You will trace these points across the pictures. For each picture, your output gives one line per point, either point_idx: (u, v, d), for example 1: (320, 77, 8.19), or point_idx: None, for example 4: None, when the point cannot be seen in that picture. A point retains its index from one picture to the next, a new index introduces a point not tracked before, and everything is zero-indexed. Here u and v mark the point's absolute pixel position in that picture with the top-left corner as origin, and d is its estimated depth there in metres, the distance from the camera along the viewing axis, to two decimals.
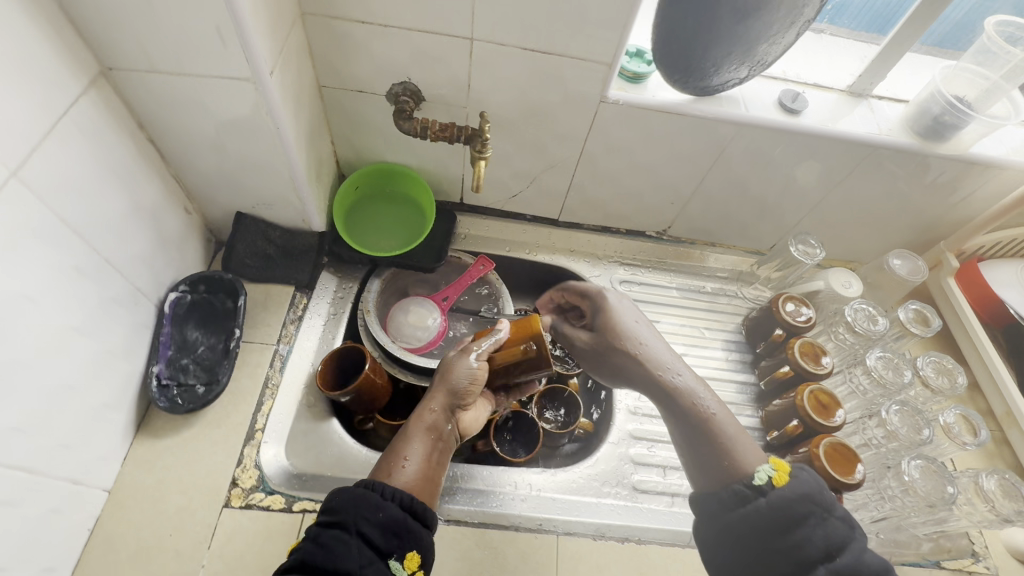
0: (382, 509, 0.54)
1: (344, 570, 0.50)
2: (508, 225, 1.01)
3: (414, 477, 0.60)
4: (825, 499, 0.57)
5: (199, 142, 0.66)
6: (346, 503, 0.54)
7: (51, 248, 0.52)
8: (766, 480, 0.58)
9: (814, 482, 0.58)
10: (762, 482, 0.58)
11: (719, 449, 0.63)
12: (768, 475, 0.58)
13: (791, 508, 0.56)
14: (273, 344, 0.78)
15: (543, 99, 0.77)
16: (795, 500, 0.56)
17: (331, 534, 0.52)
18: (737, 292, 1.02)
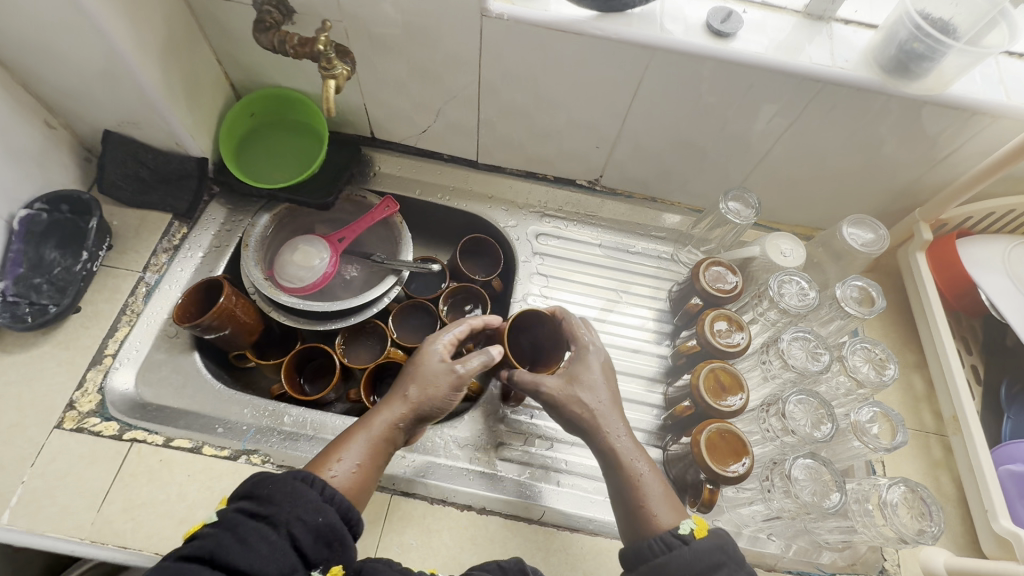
0: (322, 513, 0.51)
1: (261, 573, 0.47)
2: (424, 165, 0.92)
3: (351, 481, 0.57)
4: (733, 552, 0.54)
5: (29, 45, 0.62)
6: (281, 497, 0.51)
7: None
8: (688, 531, 0.55)
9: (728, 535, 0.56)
10: (683, 532, 0.55)
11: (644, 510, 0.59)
12: (689, 526, 0.55)
13: (709, 556, 0.53)
14: (138, 271, 0.76)
15: (421, 12, 0.66)
16: (714, 552, 0.53)
17: (252, 527, 0.49)
18: (671, 255, 0.90)
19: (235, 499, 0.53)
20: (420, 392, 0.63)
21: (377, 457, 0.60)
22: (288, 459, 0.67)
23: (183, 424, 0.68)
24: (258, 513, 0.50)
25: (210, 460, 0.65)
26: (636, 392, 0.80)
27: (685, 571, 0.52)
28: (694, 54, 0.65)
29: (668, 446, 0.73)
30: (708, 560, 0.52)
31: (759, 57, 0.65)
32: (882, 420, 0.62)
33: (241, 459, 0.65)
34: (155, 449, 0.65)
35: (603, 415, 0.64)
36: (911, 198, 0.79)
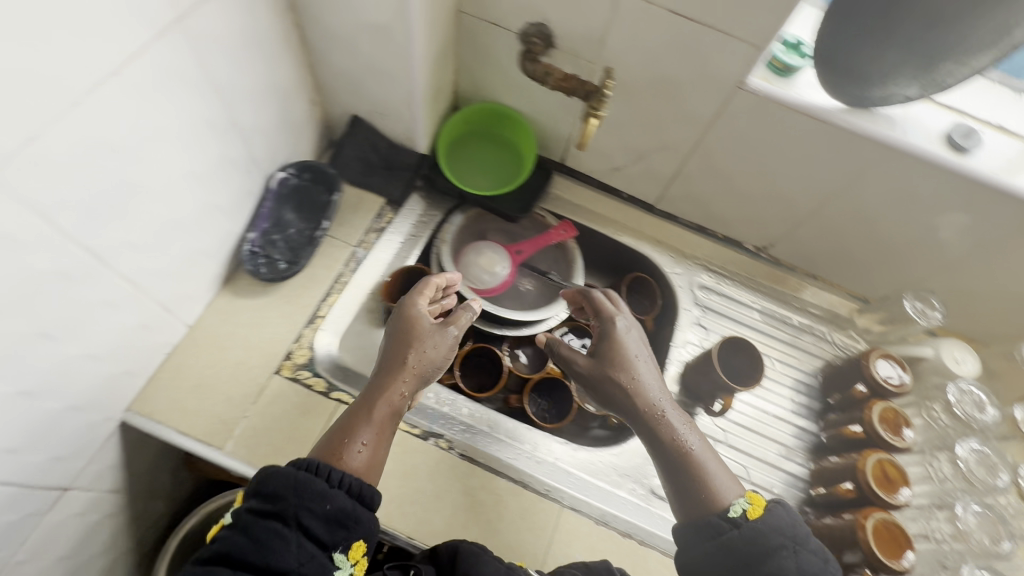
0: (329, 501, 0.52)
1: (282, 568, 0.49)
2: (601, 199, 0.96)
3: (368, 467, 0.59)
4: (798, 533, 0.57)
5: (337, 38, 0.69)
6: (285, 492, 0.51)
7: (196, 100, 0.57)
8: (739, 514, 0.58)
9: (784, 517, 0.58)
10: (736, 515, 0.58)
11: (701, 483, 0.61)
12: (742, 508, 0.58)
13: (763, 538, 0.56)
14: (352, 245, 0.82)
15: (678, 74, 0.72)
16: (770, 536, 0.56)
17: (272, 530, 0.50)
18: (825, 335, 0.92)
19: (246, 494, 0.54)
20: (416, 359, 0.66)
21: (381, 435, 0.61)
22: (469, 451, 0.71)
23: None
24: (268, 510, 0.51)
25: (403, 435, 0.70)
26: (776, 459, 0.82)
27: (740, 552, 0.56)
28: (927, 161, 0.69)
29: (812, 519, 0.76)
30: (769, 543, 0.56)
31: (989, 177, 0.68)
32: None
33: (430, 441, 0.70)
34: None
35: (648, 396, 0.66)
36: None
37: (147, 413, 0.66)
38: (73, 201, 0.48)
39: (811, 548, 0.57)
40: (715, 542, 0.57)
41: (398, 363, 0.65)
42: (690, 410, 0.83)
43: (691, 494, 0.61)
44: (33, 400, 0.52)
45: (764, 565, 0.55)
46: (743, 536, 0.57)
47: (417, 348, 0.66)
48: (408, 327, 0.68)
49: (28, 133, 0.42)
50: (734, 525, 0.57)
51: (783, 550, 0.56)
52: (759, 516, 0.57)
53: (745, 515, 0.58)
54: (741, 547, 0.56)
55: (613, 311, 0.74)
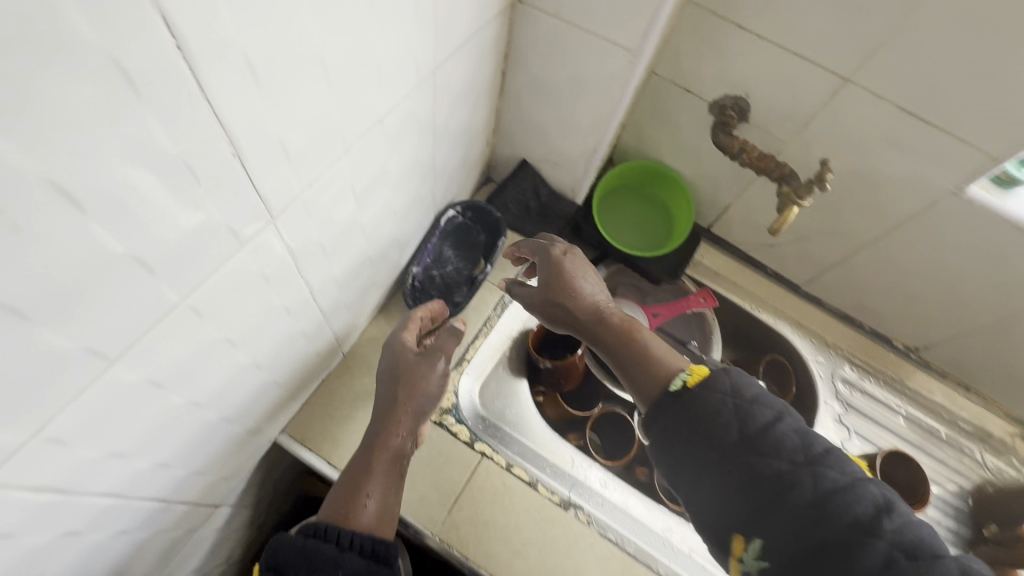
0: (339, 564, 0.48)
1: None
2: (745, 271, 0.94)
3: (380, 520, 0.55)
4: (806, 435, 0.45)
5: (539, 89, 0.69)
6: (291, 561, 0.48)
7: (419, 142, 0.57)
8: (681, 385, 0.50)
9: (738, 382, 0.49)
10: (677, 386, 0.50)
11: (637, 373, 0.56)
12: (682, 378, 0.51)
13: (704, 405, 0.48)
14: (501, 289, 0.80)
15: (882, 168, 0.68)
16: (716, 395, 0.48)
17: None
18: (976, 454, 0.85)
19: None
20: (408, 398, 0.61)
21: (389, 485, 0.58)
22: (608, 529, 0.67)
23: (516, 452, 0.71)
24: None
25: (544, 501, 0.67)
26: None
27: (737, 447, 0.45)
28: None
29: None
30: (728, 417, 0.47)
31: None
32: None
33: (570, 512, 0.67)
34: (499, 471, 0.68)
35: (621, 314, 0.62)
36: None
37: (299, 437, 0.65)
38: (315, 239, 0.47)
39: (768, 407, 0.47)
40: (684, 437, 0.48)
41: (389, 405, 0.61)
42: None
43: (635, 378, 0.56)
44: (228, 425, 0.51)
45: (765, 468, 0.44)
46: (683, 406, 0.49)
47: (405, 386, 0.61)
48: (397, 367, 0.63)
49: (310, 178, 0.41)
50: (673, 398, 0.50)
51: (763, 412, 0.47)
52: (699, 382, 0.49)
53: (685, 386, 0.50)
54: (728, 450, 0.46)
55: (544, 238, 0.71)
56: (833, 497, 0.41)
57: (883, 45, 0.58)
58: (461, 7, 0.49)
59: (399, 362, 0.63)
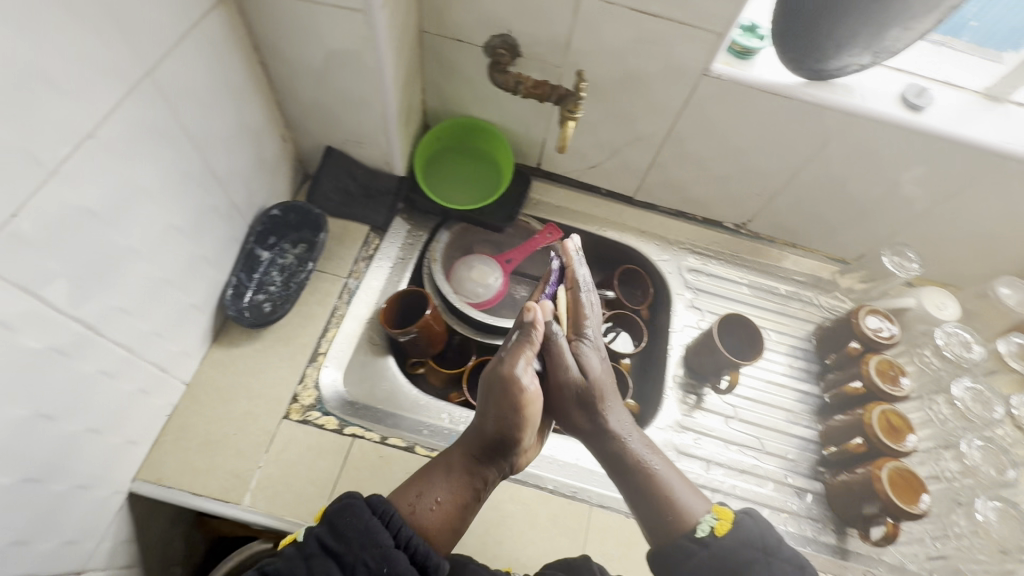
0: (390, 560, 0.50)
1: None
2: (583, 198, 0.99)
3: (434, 512, 0.57)
4: (768, 543, 0.59)
5: (304, 73, 0.69)
6: (352, 534, 0.50)
7: (170, 150, 0.56)
8: (709, 532, 0.60)
9: (756, 529, 0.60)
10: (705, 533, 0.60)
11: (662, 505, 0.63)
12: (710, 525, 0.61)
13: (737, 555, 0.58)
14: (342, 277, 0.81)
15: (642, 68, 0.74)
16: (743, 552, 0.58)
17: (322, 562, 0.49)
18: (812, 300, 0.95)
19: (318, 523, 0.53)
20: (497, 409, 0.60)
21: (462, 500, 0.59)
22: None
23: (391, 424, 0.73)
24: (334, 548, 0.50)
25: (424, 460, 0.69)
26: (786, 426, 0.84)
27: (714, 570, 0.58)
28: (886, 123, 0.73)
29: (829, 479, 0.78)
30: (741, 556, 0.58)
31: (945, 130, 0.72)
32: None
33: None
34: (374, 446, 0.69)
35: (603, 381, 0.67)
36: None
37: (155, 479, 0.64)
38: (60, 273, 0.46)
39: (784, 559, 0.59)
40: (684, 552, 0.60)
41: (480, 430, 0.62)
42: (697, 390, 0.85)
43: (647, 508, 0.64)
44: (39, 486, 0.49)
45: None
46: (720, 546, 0.59)
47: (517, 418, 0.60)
48: (493, 388, 0.60)
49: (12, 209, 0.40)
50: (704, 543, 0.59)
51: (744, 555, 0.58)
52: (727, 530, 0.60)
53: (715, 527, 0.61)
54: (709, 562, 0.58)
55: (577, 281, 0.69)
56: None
57: None
58: (149, 3, 0.48)
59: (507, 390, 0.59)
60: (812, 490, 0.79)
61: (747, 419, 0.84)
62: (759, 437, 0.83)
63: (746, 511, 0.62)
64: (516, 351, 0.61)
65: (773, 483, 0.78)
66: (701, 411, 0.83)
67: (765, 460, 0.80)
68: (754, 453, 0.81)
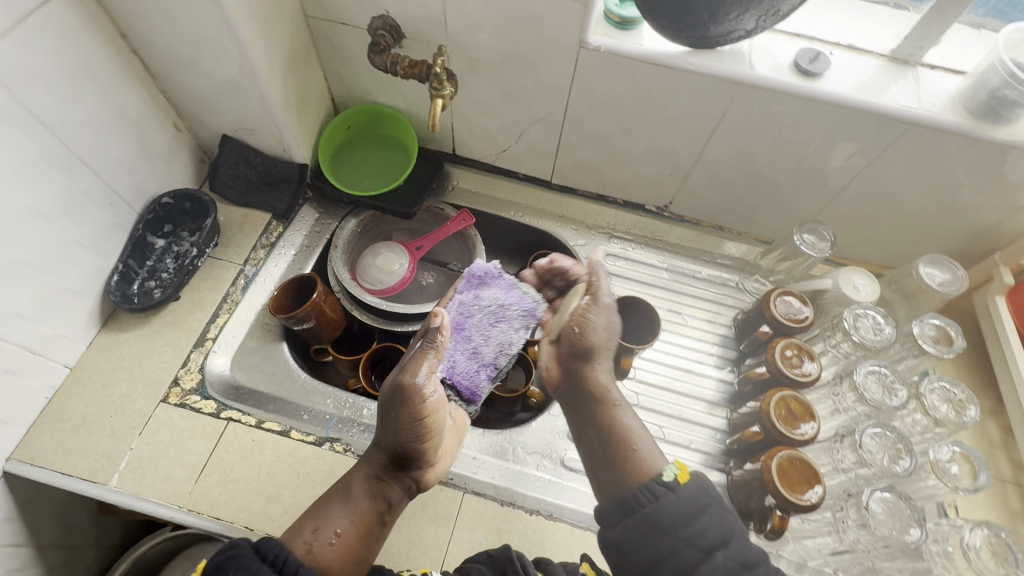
0: None
1: None
2: (500, 183, 0.97)
3: (334, 545, 0.55)
4: (716, 493, 0.54)
5: (177, 59, 0.70)
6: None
7: (16, 134, 0.57)
8: (671, 478, 0.54)
9: (706, 479, 0.56)
10: (670, 477, 0.53)
11: (629, 458, 0.58)
12: (672, 471, 0.54)
13: (692, 500, 0.52)
14: (240, 264, 0.81)
15: (521, 43, 0.72)
16: (698, 497, 0.52)
17: None
18: (736, 284, 0.91)
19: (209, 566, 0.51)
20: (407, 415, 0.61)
21: (363, 523, 0.58)
22: (365, 449, 0.70)
23: (273, 408, 0.73)
24: None
25: (297, 444, 0.69)
26: (694, 415, 0.81)
27: (667, 518, 0.51)
28: (778, 91, 0.69)
29: (731, 470, 0.74)
30: (693, 504, 0.52)
31: (841, 97, 0.68)
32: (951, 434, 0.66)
33: (325, 446, 0.69)
34: (248, 429, 0.69)
35: (598, 343, 0.65)
36: (991, 241, 0.79)
37: (28, 459, 0.65)
38: None
39: (726, 517, 0.53)
40: (640, 495, 0.53)
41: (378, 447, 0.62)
42: None
43: (609, 461, 0.59)
44: None
45: (689, 526, 0.51)
46: (681, 493, 0.52)
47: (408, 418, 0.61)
48: (399, 401, 0.61)
49: None
50: (667, 488, 0.53)
51: (698, 521, 0.51)
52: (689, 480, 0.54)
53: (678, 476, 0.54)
54: (667, 511, 0.51)
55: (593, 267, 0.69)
56: (731, 544, 0.50)
57: None
58: None
59: (404, 399, 0.62)
60: (714, 481, 0.75)
61: (652, 407, 0.80)
62: (662, 426, 0.79)
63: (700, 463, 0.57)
64: (419, 359, 0.64)
65: None
66: None
67: (666, 450, 0.77)
68: (655, 442, 0.78)
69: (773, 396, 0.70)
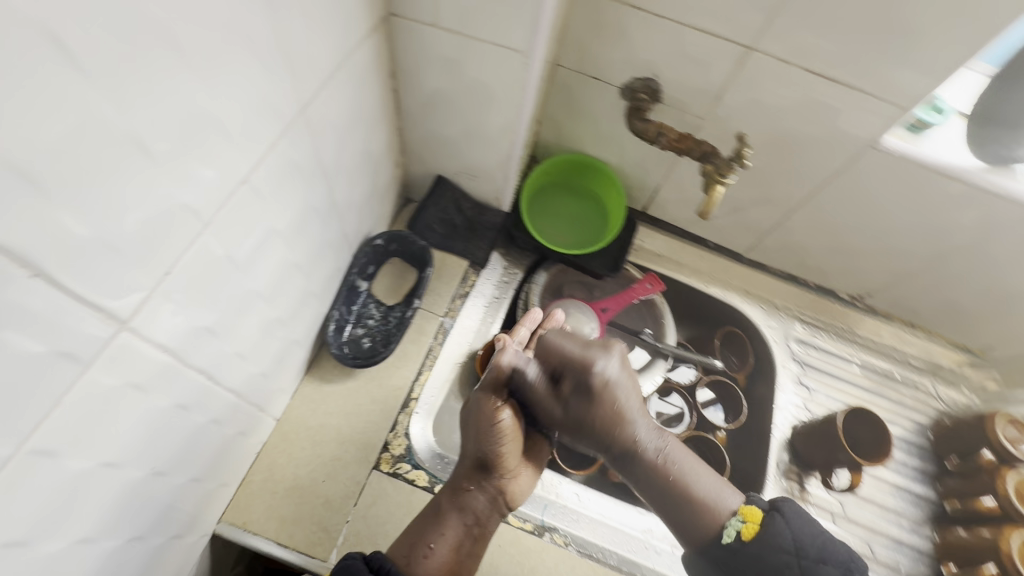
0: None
1: None
2: (688, 249, 0.92)
3: (425, 560, 0.56)
4: (818, 541, 0.58)
5: (438, 102, 0.64)
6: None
7: (307, 185, 0.52)
8: (735, 536, 0.60)
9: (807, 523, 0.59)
10: (730, 538, 0.60)
11: (698, 510, 0.62)
12: (736, 529, 0.60)
13: (759, 555, 0.58)
14: (439, 315, 0.76)
15: (799, 131, 0.67)
16: (782, 551, 0.57)
17: None
18: (929, 388, 0.87)
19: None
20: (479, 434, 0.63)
21: (461, 539, 0.58)
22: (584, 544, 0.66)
23: None
24: None
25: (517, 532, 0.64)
26: (898, 532, 0.77)
27: (756, 571, 0.58)
28: None
29: None
30: (771, 561, 0.57)
31: None
32: None
33: (546, 537, 0.66)
34: None
35: (601, 410, 0.64)
36: None
37: (241, 522, 0.60)
38: (201, 325, 0.42)
39: (834, 561, 0.57)
40: (723, 548, 0.60)
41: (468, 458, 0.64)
42: (801, 479, 0.78)
43: (664, 498, 0.64)
44: (145, 542, 0.46)
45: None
46: (747, 554, 0.59)
47: (482, 432, 0.62)
48: (480, 411, 0.64)
49: (167, 267, 0.36)
50: (733, 548, 0.60)
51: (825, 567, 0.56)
52: (756, 536, 0.59)
53: (743, 533, 0.60)
54: (722, 556, 0.60)
55: (587, 352, 0.65)
56: None
57: (776, 11, 0.56)
58: (316, 36, 0.44)
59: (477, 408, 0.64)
60: None
61: (856, 519, 0.76)
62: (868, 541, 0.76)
63: (778, 510, 0.60)
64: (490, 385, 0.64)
65: None
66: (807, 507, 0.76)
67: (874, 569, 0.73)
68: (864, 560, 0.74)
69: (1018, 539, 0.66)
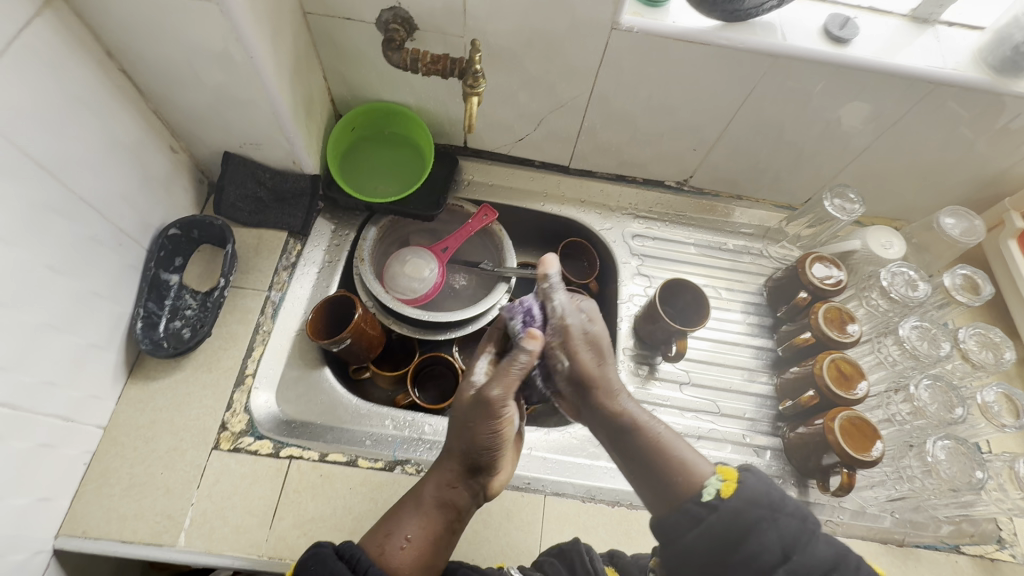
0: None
1: None
2: (516, 173, 0.93)
3: (405, 553, 0.53)
4: (773, 498, 0.50)
5: (175, 74, 0.62)
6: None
7: (17, 183, 0.50)
8: (715, 496, 0.51)
9: (763, 484, 0.51)
10: (711, 496, 0.51)
11: (670, 467, 0.56)
12: (715, 488, 0.51)
13: (744, 517, 0.49)
14: (264, 290, 0.76)
15: (548, 29, 0.68)
16: (750, 512, 0.49)
17: None
18: (761, 251, 0.94)
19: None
20: (468, 431, 0.58)
21: (439, 533, 0.56)
22: None
23: (330, 440, 0.70)
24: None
25: (367, 472, 0.67)
26: (742, 384, 0.83)
27: (721, 536, 0.49)
28: (815, 61, 0.68)
29: (786, 434, 0.77)
30: (744, 520, 0.49)
31: (874, 62, 0.68)
32: (1004, 400, 0.67)
33: (397, 470, 0.67)
34: (313, 465, 0.66)
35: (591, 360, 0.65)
36: (999, 186, 0.85)
37: (78, 532, 0.60)
38: None
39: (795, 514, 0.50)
40: (684, 515, 0.51)
41: (448, 450, 0.60)
42: (650, 360, 0.83)
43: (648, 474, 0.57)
44: None
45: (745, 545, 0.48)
46: (721, 518, 0.50)
47: (475, 431, 0.58)
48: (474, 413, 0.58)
49: None
50: (708, 507, 0.51)
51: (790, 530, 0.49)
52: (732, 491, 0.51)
53: (719, 493, 0.51)
54: (711, 529, 0.50)
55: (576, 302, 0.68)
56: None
57: None
58: None
59: (480, 409, 0.58)
60: (771, 446, 0.78)
61: (702, 382, 0.82)
62: (715, 399, 0.81)
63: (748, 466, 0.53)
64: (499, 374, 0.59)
65: (731, 445, 0.77)
66: (654, 383, 0.81)
67: (723, 423, 0.79)
68: (713, 417, 0.80)
69: (825, 358, 0.73)
